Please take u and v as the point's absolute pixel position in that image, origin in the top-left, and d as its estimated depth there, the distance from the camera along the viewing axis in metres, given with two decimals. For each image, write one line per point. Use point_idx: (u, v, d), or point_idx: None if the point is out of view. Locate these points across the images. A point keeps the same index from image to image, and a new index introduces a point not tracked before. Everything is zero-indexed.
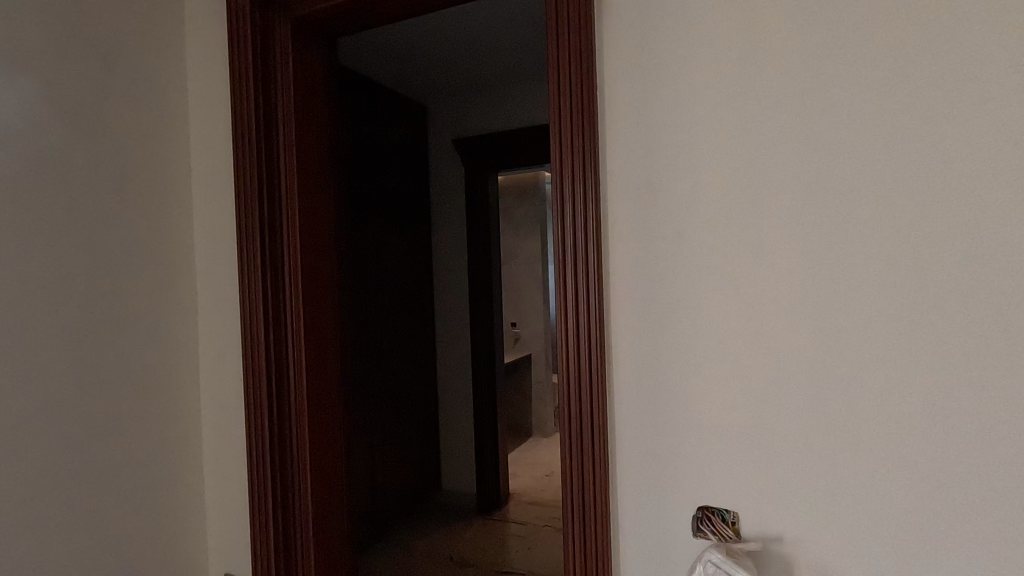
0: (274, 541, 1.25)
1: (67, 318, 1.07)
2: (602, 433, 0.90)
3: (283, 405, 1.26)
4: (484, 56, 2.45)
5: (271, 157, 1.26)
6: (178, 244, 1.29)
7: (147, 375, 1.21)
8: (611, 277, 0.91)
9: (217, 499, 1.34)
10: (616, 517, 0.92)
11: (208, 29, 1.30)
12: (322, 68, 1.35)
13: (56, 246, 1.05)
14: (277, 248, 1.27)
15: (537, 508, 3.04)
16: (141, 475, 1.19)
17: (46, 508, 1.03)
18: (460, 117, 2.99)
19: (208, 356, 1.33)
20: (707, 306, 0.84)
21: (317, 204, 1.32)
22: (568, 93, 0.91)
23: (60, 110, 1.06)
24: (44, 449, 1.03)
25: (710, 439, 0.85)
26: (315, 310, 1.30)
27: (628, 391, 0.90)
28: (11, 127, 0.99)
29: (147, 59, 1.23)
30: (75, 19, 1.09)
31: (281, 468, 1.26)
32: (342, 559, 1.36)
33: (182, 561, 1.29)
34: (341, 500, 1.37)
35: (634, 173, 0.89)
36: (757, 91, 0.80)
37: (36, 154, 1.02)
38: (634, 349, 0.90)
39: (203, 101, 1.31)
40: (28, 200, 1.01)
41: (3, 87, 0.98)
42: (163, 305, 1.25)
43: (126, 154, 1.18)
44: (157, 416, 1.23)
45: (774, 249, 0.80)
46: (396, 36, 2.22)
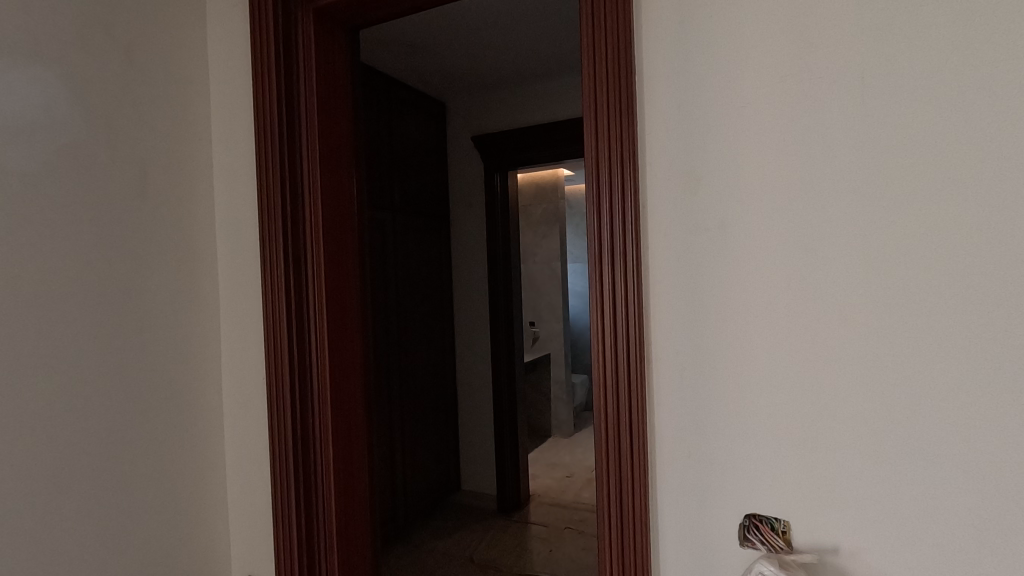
0: (297, 543, 1.22)
1: (91, 316, 1.05)
2: (641, 436, 0.86)
3: (306, 404, 1.24)
4: (505, 50, 2.41)
5: (294, 151, 1.23)
6: (200, 241, 1.28)
7: (169, 374, 1.20)
8: (650, 271, 0.87)
9: (240, 499, 1.32)
10: (655, 524, 0.87)
11: (230, 23, 1.28)
12: (345, 60, 1.32)
13: (79, 241, 1.04)
14: (300, 243, 1.24)
15: (558, 510, 2.99)
16: (163, 475, 1.18)
17: (71, 509, 1.01)
18: (480, 114, 2.96)
19: (230, 354, 1.31)
20: (754, 301, 0.79)
21: (339, 200, 1.29)
22: (604, 78, 0.87)
23: (83, 104, 1.05)
24: (68, 450, 1.01)
25: (757, 442, 0.80)
26: (338, 307, 1.27)
27: (668, 391, 0.86)
28: (34, 120, 0.97)
29: (169, 53, 1.22)
30: (98, 12, 1.08)
31: (304, 468, 1.23)
32: (365, 562, 1.33)
33: (205, 563, 1.27)
34: (365, 502, 1.34)
35: (674, 161, 0.84)
36: (810, 71, 0.75)
37: (60, 148, 1.01)
38: (675, 347, 0.85)
39: (226, 95, 1.29)
40: (50, 195, 0.99)
41: (26, 79, 0.96)
42: (185, 303, 1.24)
43: (149, 149, 1.16)
44: (179, 415, 1.22)
45: (828, 240, 0.75)
46: (416, 30, 2.19)
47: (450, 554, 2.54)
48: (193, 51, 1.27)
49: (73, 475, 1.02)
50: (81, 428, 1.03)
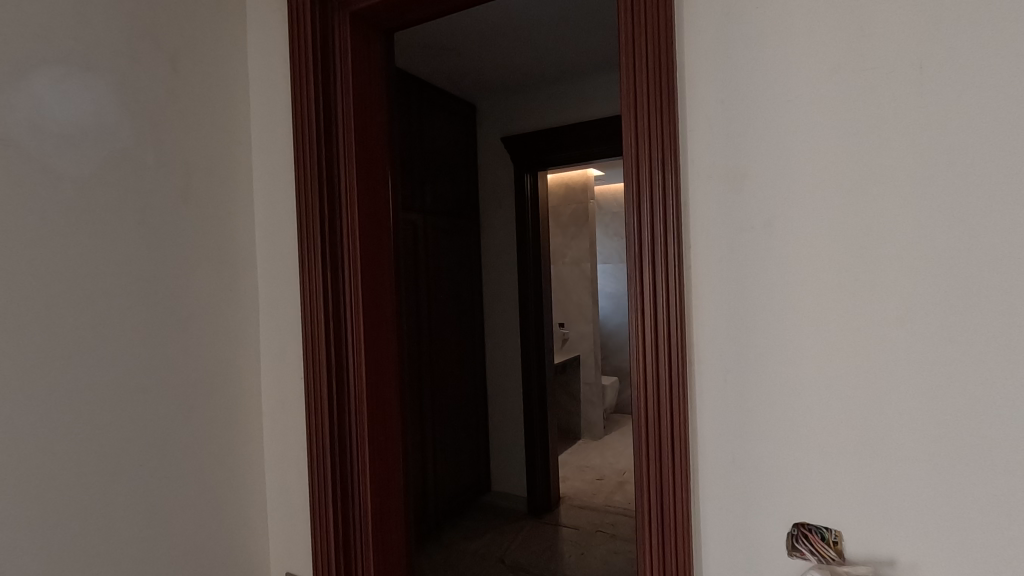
0: (335, 541, 1.23)
1: (136, 317, 1.08)
2: (682, 440, 0.83)
3: (343, 405, 1.25)
4: (536, 51, 2.41)
5: (331, 153, 1.24)
6: (240, 242, 1.30)
7: (210, 373, 1.23)
8: (692, 271, 0.85)
9: (278, 497, 1.34)
10: (697, 530, 0.85)
11: (269, 29, 1.31)
12: (380, 63, 1.33)
13: (126, 244, 1.07)
14: (337, 244, 1.25)
15: (589, 513, 2.96)
16: (204, 472, 1.20)
17: (116, 505, 1.04)
18: (510, 115, 2.95)
19: (270, 354, 1.34)
20: (802, 302, 0.77)
21: (375, 202, 1.30)
22: (644, 74, 0.85)
23: (131, 112, 1.08)
24: (113, 446, 1.04)
25: (807, 448, 0.77)
26: (374, 308, 1.28)
27: (711, 394, 0.84)
28: (86, 129, 1.01)
29: (210, 59, 1.24)
30: (142, 20, 1.10)
31: (341, 467, 1.24)
32: (400, 562, 1.34)
33: (245, 559, 1.30)
34: (399, 501, 1.35)
35: (719, 157, 0.82)
36: (863, 63, 0.72)
37: (108, 154, 1.04)
38: (718, 348, 0.83)
39: (265, 100, 1.32)
40: (97, 198, 1.02)
41: (79, 89, 1.00)
42: (225, 303, 1.26)
43: (191, 152, 1.19)
44: (220, 413, 1.25)
45: (883, 239, 0.71)
46: (448, 32, 2.20)
47: (481, 555, 2.54)
48: (234, 56, 1.30)
49: (117, 471, 1.05)
50: (125, 425, 1.06)
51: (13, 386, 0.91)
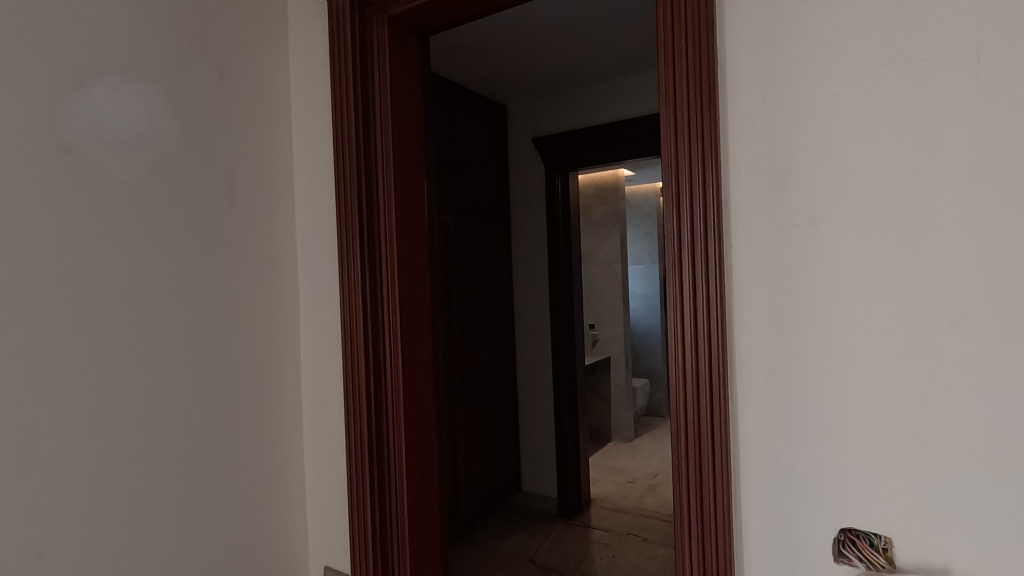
0: (372, 537, 1.26)
1: (184, 315, 1.13)
2: (723, 441, 0.82)
3: (380, 405, 1.27)
4: (567, 52, 2.40)
5: (370, 155, 1.27)
6: (281, 243, 1.34)
7: (252, 369, 1.26)
8: (733, 270, 0.83)
9: (317, 491, 1.37)
10: (738, 533, 0.84)
11: (310, 35, 1.34)
12: (416, 66, 1.35)
13: (175, 245, 1.11)
14: (375, 245, 1.27)
15: (620, 515, 2.93)
16: (246, 466, 1.24)
17: (165, 495, 1.09)
18: (541, 116, 2.95)
19: (309, 351, 1.37)
20: (848, 301, 0.75)
21: (411, 204, 1.32)
22: (683, 71, 0.84)
23: (180, 117, 1.12)
24: (161, 439, 1.08)
25: (853, 451, 0.75)
26: (410, 307, 1.30)
27: (753, 394, 0.82)
28: (139, 134, 1.05)
29: (254, 65, 1.28)
30: (191, 29, 1.15)
31: (379, 464, 1.26)
32: (435, 558, 1.36)
33: (286, 551, 1.33)
34: (435, 497, 1.37)
35: (761, 154, 0.80)
36: (912, 58, 0.70)
37: (161, 158, 1.09)
38: (761, 348, 0.81)
39: (305, 104, 1.35)
40: (149, 201, 1.07)
41: (133, 96, 1.05)
42: (267, 302, 1.30)
43: (235, 155, 1.23)
44: (261, 409, 1.28)
45: (933, 237, 0.69)
46: (480, 35, 2.22)
47: (511, 555, 2.55)
48: (276, 61, 1.34)
49: (166, 463, 1.09)
50: (174, 419, 1.10)
51: (71, 380, 0.96)
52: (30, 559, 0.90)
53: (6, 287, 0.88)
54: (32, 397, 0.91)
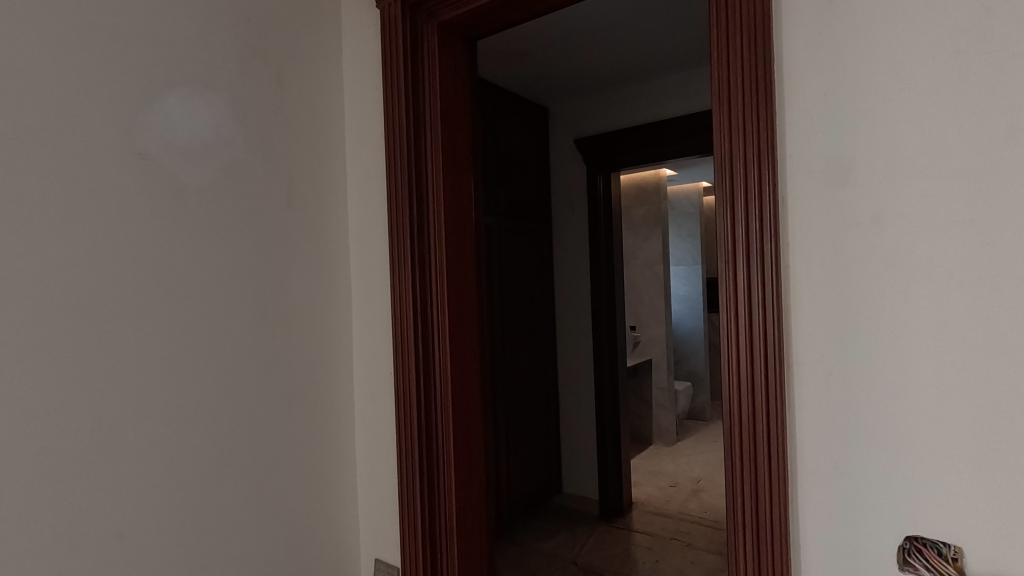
0: (422, 532, 1.28)
1: (247, 314, 1.18)
2: (781, 443, 0.81)
3: (430, 402, 1.30)
4: (610, 52, 2.40)
5: (420, 157, 1.30)
6: (335, 244, 1.39)
7: (308, 366, 1.31)
8: (790, 268, 0.82)
9: (368, 485, 1.41)
10: (795, 536, 0.82)
11: (363, 42, 1.38)
12: (464, 69, 1.38)
13: (239, 247, 1.17)
14: (425, 245, 1.31)
15: (663, 519, 2.89)
16: (303, 458, 1.29)
17: (228, 484, 1.14)
18: (582, 117, 2.95)
19: (362, 349, 1.41)
20: (913, 301, 0.73)
21: (459, 208, 1.35)
22: (739, 67, 0.83)
23: (244, 125, 1.18)
24: (226, 431, 1.14)
25: (919, 455, 0.73)
26: (458, 306, 1.33)
27: (812, 396, 0.81)
28: (207, 141, 1.12)
29: (310, 73, 1.34)
30: (253, 42, 1.21)
31: (428, 459, 1.29)
32: (482, 553, 1.38)
33: (339, 542, 1.37)
34: (482, 493, 1.39)
35: (818, 150, 0.79)
36: (980, 50, 0.68)
37: (226, 164, 1.15)
38: (820, 349, 0.80)
39: (358, 110, 1.40)
40: (216, 205, 1.13)
41: (202, 105, 1.11)
42: (322, 302, 1.35)
43: (294, 160, 1.29)
44: (317, 404, 1.33)
45: (1007, 233, 0.66)
46: (524, 37, 2.23)
47: (553, 555, 2.55)
48: (330, 69, 1.39)
49: (230, 454, 1.15)
50: (237, 412, 1.16)
51: (146, 375, 1.02)
52: (111, 540, 0.97)
53: (89, 287, 0.95)
54: (112, 390, 0.98)
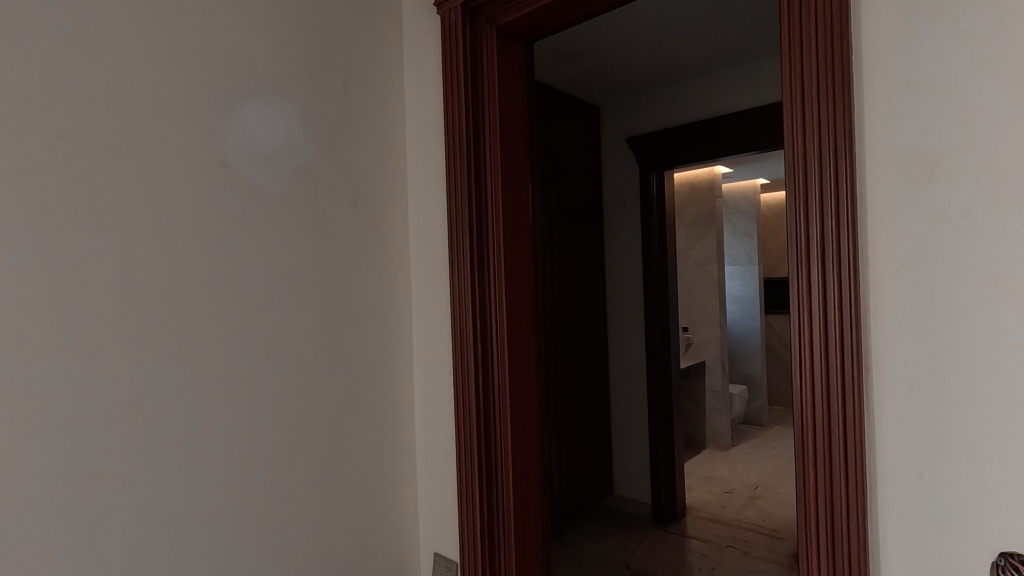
0: (481, 527, 1.30)
1: (315, 312, 1.24)
2: (859, 452, 0.78)
3: (489, 399, 1.32)
4: (664, 49, 2.35)
5: (480, 159, 1.32)
6: (397, 244, 1.43)
7: (371, 364, 1.35)
8: (870, 267, 0.79)
9: (427, 481, 1.44)
10: (875, 547, 0.79)
11: (423, 47, 1.41)
12: (522, 71, 1.39)
13: (308, 248, 1.22)
14: (484, 245, 1.32)
15: (718, 526, 2.81)
16: (365, 452, 1.34)
17: (298, 475, 1.20)
18: (635, 115, 2.91)
19: (421, 347, 1.44)
20: (1008, 302, 0.69)
21: (517, 210, 1.36)
22: (814, 60, 0.81)
23: (313, 131, 1.24)
24: (295, 424, 1.19)
25: (1015, 465, 0.68)
26: (516, 306, 1.35)
27: (893, 403, 0.77)
28: (280, 148, 1.17)
29: (374, 79, 1.38)
30: (320, 52, 1.26)
31: (487, 456, 1.31)
32: (539, 551, 1.39)
33: (400, 535, 1.41)
34: (539, 492, 1.40)
35: (901, 145, 0.76)
36: None
37: (296, 169, 1.20)
38: (902, 353, 0.76)
39: (418, 113, 1.43)
40: (287, 208, 1.19)
41: (275, 114, 1.17)
42: (384, 302, 1.39)
43: (358, 164, 1.33)
44: (378, 400, 1.37)
45: None
46: (576, 37, 2.22)
47: (605, 557, 2.53)
48: (392, 75, 1.42)
49: (300, 447, 1.20)
50: (306, 407, 1.21)
51: (225, 369, 1.08)
52: (194, 524, 1.03)
53: (176, 287, 1.02)
54: (195, 384, 1.04)
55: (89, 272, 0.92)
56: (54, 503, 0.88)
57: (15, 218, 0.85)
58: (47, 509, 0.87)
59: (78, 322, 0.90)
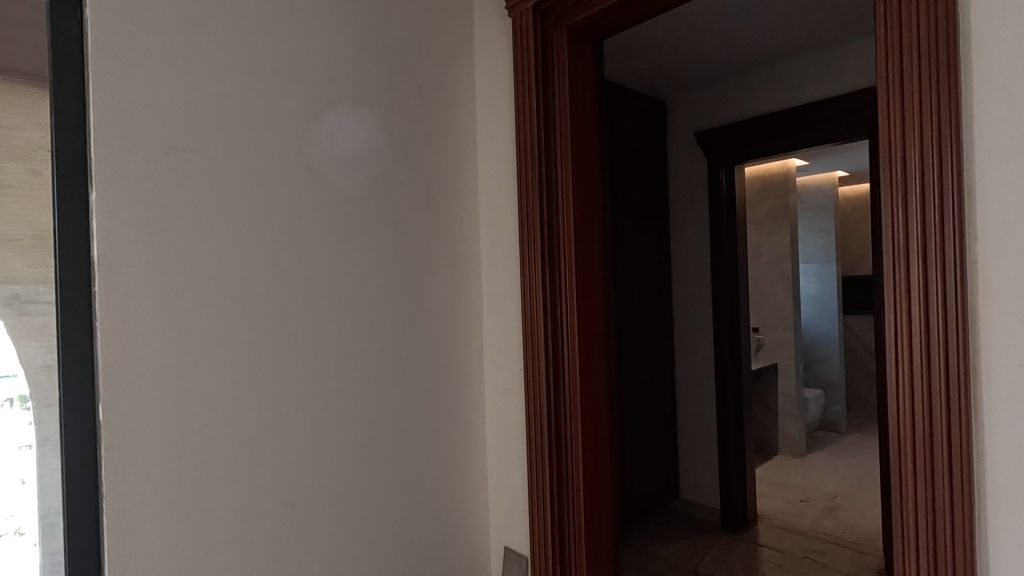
0: (552, 524, 1.31)
1: (392, 311, 1.29)
2: (965, 462, 0.73)
3: (560, 397, 1.33)
4: (736, 40, 2.27)
5: (551, 159, 1.33)
6: (469, 244, 1.46)
7: (442, 362, 1.39)
8: (978, 265, 0.74)
9: (498, 476, 1.47)
10: (984, 565, 0.74)
11: (494, 50, 1.44)
12: (592, 69, 1.39)
13: (386, 249, 1.28)
14: (555, 244, 1.33)
15: (793, 536, 2.69)
16: (439, 445, 1.38)
17: (377, 465, 1.25)
18: (703, 108, 2.82)
19: (491, 345, 1.47)
20: None
21: (588, 210, 1.36)
22: (914, 48, 0.76)
23: (391, 137, 1.29)
24: (374, 417, 1.25)
25: None
26: (587, 305, 1.35)
27: (1005, 411, 0.72)
28: (360, 154, 1.23)
29: (447, 84, 1.42)
30: (397, 61, 1.31)
31: (558, 453, 1.32)
32: (609, 550, 1.38)
33: (471, 527, 1.44)
34: (609, 491, 1.39)
35: (1016, 132, 0.70)
36: None
37: (375, 173, 1.26)
38: (1015, 357, 0.71)
39: (489, 115, 1.46)
40: (366, 211, 1.24)
41: (356, 122, 1.23)
42: (457, 301, 1.43)
43: (432, 167, 1.38)
44: (451, 396, 1.41)
45: None
46: (644, 33, 2.19)
47: (673, 562, 2.47)
48: (464, 79, 1.46)
49: (378, 439, 1.26)
50: (383, 400, 1.27)
51: (311, 364, 1.15)
52: (286, 509, 1.11)
53: (270, 287, 1.09)
54: (285, 379, 1.11)
55: (195, 275, 1.00)
56: (166, 484, 0.96)
57: (136, 226, 0.94)
58: (161, 489, 0.96)
59: (186, 321, 0.99)
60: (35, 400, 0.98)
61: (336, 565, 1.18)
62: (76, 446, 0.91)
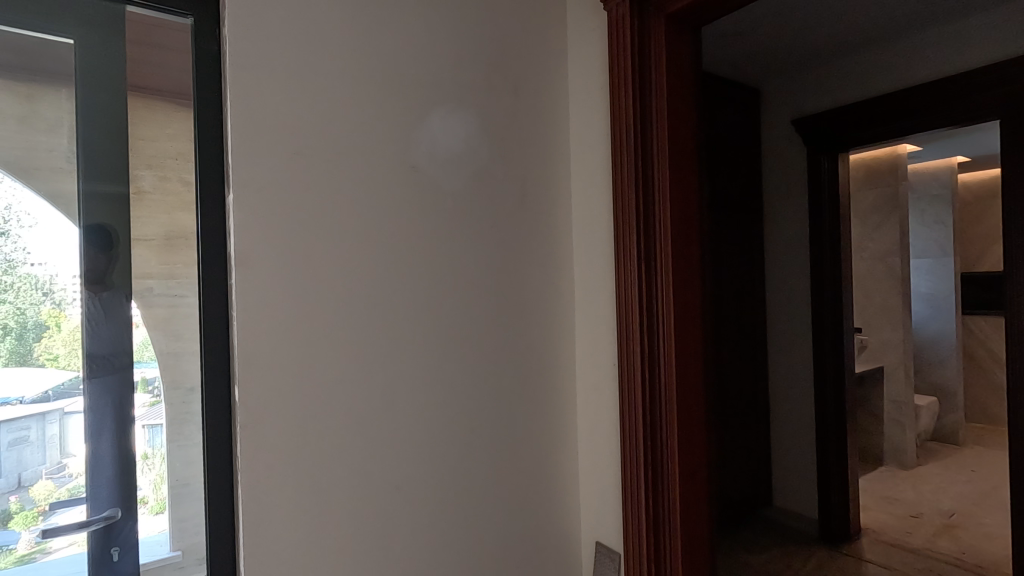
0: (646, 522, 1.30)
1: (489, 305, 1.33)
2: None
3: (656, 393, 1.30)
4: (843, 19, 2.12)
5: (647, 152, 1.31)
6: (561, 238, 1.47)
7: (535, 356, 1.41)
8: None
9: (589, 469, 1.47)
10: None
11: (588, 45, 1.43)
12: (691, 57, 1.35)
13: (482, 245, 1.31)
14: (650, 238, 1.31)
15: (903, 554, 2.48)
16: (532, 437, 1.40)
17: (474, 453, 1.29)
18: (802, 94, 2.66)
19: (584, 339, 1.47)
20: None
21: (686, 203, 1.33)
22: None
23: (488, 137, 1.33)
24: (472, 407, 1.29)
25: None
26: (684, 300, 1.31)
27: None
28: (460, 154, 1.27)
29: (541, 81, 1.43)
30: (494, 61, 1.34)
31: (653, 451, 1.30)
32: (705, 553, 1.34)
33: (563, 518, 1.46)
34: (706, 492, 1.35)
35: None
36: None
37: (473, 172, 1.30)
38: None
39: (582, 110, 1.46)
40: (466, 208, 1.29)
41: (456, 124, 1.27)
42: (552, 295, 1.45)
43: (526, 164, 1.40)
44: (544, 391, 1.43)
45: None
46: (741, 19, 2.09)
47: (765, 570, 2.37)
48: (558, 76, 1.47)
49: (475, 428, 1.30)
50: (480, 391, 1.31)
51: (415, 354, 1.21)
52: (392, 490, 1.17)
53: (379, 281, 1.16)
54: (392, 368, 1.18)
55: (314, 270, 1.08)
56: (290, 461, 1.05)
57: (265, 225, 1.03)
58: (285, 465, 1.05)
59: (307, 312, 1.07)
60: (156, 383, 1.04)
61: (437, 546, 1.23)
62: (215, 418, 1.04)
